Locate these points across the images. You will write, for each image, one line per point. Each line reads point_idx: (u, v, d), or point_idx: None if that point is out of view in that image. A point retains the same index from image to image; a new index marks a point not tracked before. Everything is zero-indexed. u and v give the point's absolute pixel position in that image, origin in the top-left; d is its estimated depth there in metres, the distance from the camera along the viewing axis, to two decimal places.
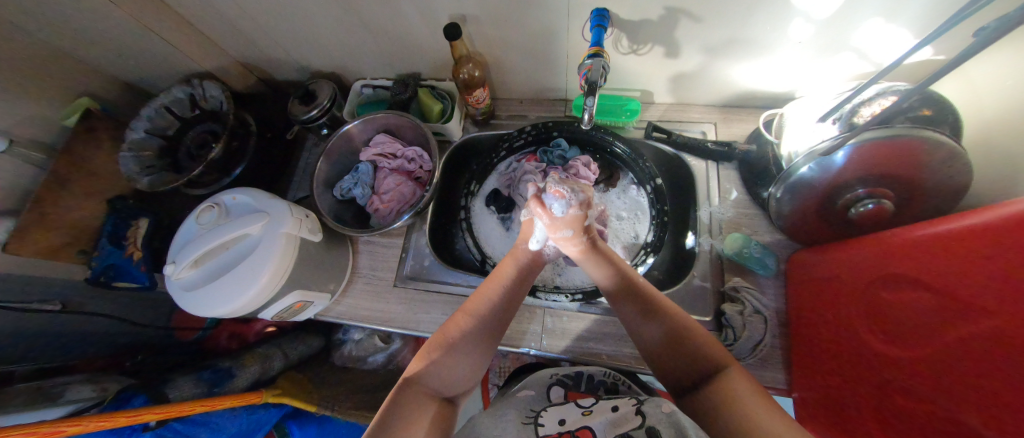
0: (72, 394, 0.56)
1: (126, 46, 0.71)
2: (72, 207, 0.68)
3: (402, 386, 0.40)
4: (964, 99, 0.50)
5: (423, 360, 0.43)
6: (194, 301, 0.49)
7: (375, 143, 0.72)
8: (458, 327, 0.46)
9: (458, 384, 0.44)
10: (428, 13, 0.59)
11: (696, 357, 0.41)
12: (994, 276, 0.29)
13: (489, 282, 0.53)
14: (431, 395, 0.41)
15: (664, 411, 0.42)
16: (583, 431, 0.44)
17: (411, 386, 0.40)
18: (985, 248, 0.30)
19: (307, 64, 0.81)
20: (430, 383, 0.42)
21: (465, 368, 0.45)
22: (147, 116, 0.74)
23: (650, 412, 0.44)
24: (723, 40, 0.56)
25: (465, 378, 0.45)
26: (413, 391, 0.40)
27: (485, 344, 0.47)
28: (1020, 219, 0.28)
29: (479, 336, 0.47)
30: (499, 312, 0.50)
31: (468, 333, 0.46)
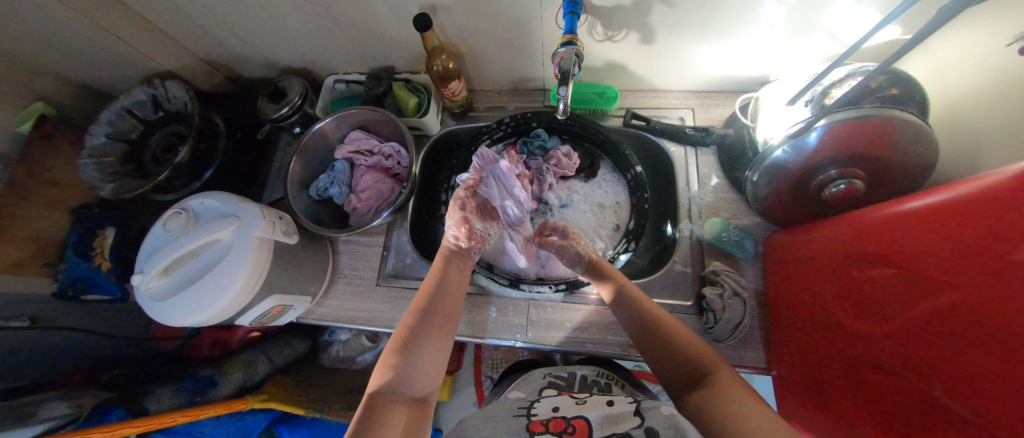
0: (46, 411, 0.54)
1: (76, 47, 0.67)
2: (33, 219, 0.65)
3: (369, 399, 0.39)
4: (929, 78, 0.51)
5: (384, 367, 0.42)
6: (164, 311, 0.47)
7: (350, 140, 0.70)
8: (409, 328, 0.46)
9: (423, 380, 0.43)
10: (395, 4, 0.57)
11: (686, 359, 0.42)
12: (971, 247, 0.28)
13: (428, 280, 0.52)
14: (399, 399, 0.40)
15: (664, 414, 0.45)
16: (578, 419, 0.48)
17: (377, 396, 0.40)
18: (956, 223, 0.31)
19: (275, 60, 0.78)
20: (395, 386, 0.41)
21: (426, 366, 0.44)
22: (107, 120, 0.70)
23: (649, 413, 0.47)
24: (695, 25, 0.55)
25: (431, 374, 0.45)
26: (379, 401, 0.39)
27: (439, 340, 0.47)
28: (998, 190, 0.27)
29: (432, 334, 0.46)
30: (444, 309, 0.49)
31: (421, 330, 0.46)
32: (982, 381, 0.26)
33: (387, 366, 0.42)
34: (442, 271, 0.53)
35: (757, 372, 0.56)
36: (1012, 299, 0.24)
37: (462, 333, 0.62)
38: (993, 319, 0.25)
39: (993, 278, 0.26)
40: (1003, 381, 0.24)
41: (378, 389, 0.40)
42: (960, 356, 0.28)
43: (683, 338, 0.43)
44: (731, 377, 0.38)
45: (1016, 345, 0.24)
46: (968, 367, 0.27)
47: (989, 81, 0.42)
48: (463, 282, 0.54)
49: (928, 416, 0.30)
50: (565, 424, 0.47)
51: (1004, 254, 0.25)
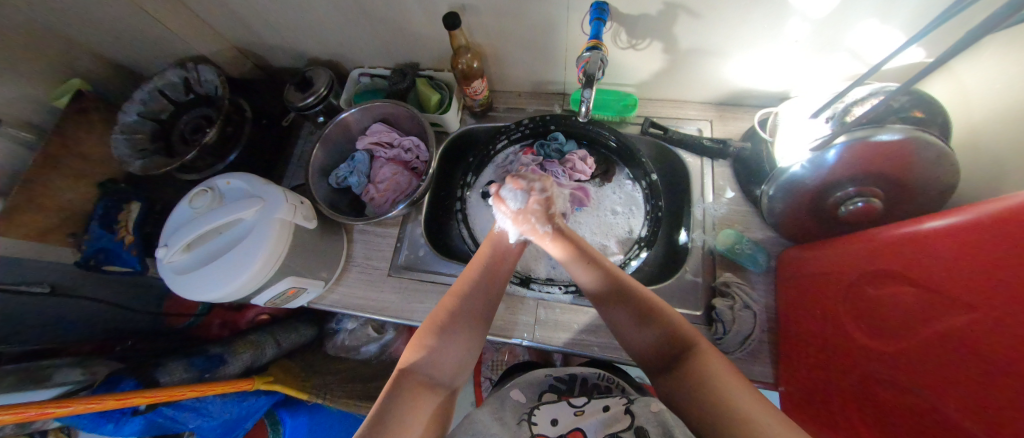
0: (61, 376, 0.55)
1: (117, 28, 0.70)
2: (63, 190, 0.67)
3: (398, 375, 0.41)
4: (952, 102, 0.51)
5: (418, 347, 0.44)
6: (184, 285, 0.48)
7: (371, 132, 0.72)
8: (446, 314, 0.47)
9: (449, 370, 0.45)
10: (427, 3, 0.58)
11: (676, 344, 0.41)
12: (992, 266, 0.28)
13: (469, 270, 0.52)
14: (426, 383, 0.41)
15: (653, 410, 0.47)
16: (576, 432, 0.47)
17: (405, 375, 0.41)
18: (977, 241, 0.30)
19: (304, 51, 0.80)
20: (424, 369, 0.42)
21: (454, 355, 0.45)
22: (140, 99, 0.72)
23: (637, 410, 0.49)
24: (719, 39, 0.56)
25: (457, 366, 0.46)
26: (408, 379, 0.41)
27: (472, 332, 0.48)
28: (1020, 211, 0.27)
29: (464, 324, 0.47)
30: (481, 301, 0.50)
31: (457, 320, 0.47)
32: (995, 400, 0.26)
33: (421, 348, 0.44)
34: (487, 263, 0.53)
35: (765, 387, 0.56)
36: None
37: None
38: (1010, 336, 0.25)
39: (1009, 298, 0.26)
40: (1007, 401, 0.25)
41: (408, 367, 0.42)
42: (972, 373, 0.28)
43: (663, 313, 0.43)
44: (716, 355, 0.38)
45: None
46: (974, 387, 0.27)
47: (1012, 107, 0.43)
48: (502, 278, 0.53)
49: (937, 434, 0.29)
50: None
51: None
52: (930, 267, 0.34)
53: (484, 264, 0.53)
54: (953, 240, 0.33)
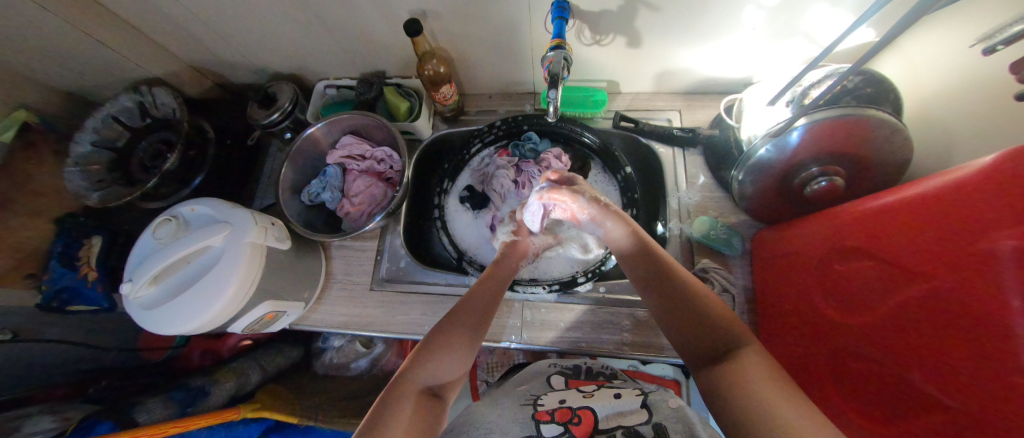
0: (29, 427, 0.52)
1: (60, 53, 0.66)
2: (16, 230, 0.64)
3: (394, 384, 0.40)
4: (904, 78, 0.53)
5: (412, 357, 0.43)
6: (155, 320, 0.47)
7: (341, 145, 0.70)
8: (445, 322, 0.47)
9: (446, 377, 0.43)
10: (387, 11, 0.58)
11: (715, 335, 0.38)
12: (943, 235, 0.29)
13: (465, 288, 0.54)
14: (424, 389, 0.40)
15: (672, 408, 0.46)
16: (585, 410, 0.46)
17: (401, 382, 0.40)
18: (926, 214, 0.32)
19: (265, 66, 0.78)
20: (420, 379, 0.41)
21: (448, 365, 0.43)
22: (92, 128, 0.69)
23: (656, 406, 0.46)
24: (679, 29, 0.57)
25: (455, 374, 0.44)
26: (403, 388, 0.39)
27: (466, 344, 0.46)
28: (967, 183, 0.28)
29: (457, 335, 0.46)
30: (482, 310, 0.50)
31: (455, 327, 0.47)
32: (958, 365, 0.26)
33: (417, 356, 0.43)
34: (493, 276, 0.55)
35: None
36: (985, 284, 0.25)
37: None
38: (966, 302, 0.26)
39: (961, 266, 0.27)
40: (978, 371, 0.25)
41: (404, 375, 0.40)
42: (934, 342, 0.29)
43: (710, 306, 0.41)
44: (760, 355, 0.34)
45: (987, 328, 0.24)
46: (938, 355, 0.28)
47: (957, 80, 0.45)
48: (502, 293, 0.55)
49: (911, 403, 0.30)
50: (570, 414, 0.46)
51: (973, 242, 0.26)
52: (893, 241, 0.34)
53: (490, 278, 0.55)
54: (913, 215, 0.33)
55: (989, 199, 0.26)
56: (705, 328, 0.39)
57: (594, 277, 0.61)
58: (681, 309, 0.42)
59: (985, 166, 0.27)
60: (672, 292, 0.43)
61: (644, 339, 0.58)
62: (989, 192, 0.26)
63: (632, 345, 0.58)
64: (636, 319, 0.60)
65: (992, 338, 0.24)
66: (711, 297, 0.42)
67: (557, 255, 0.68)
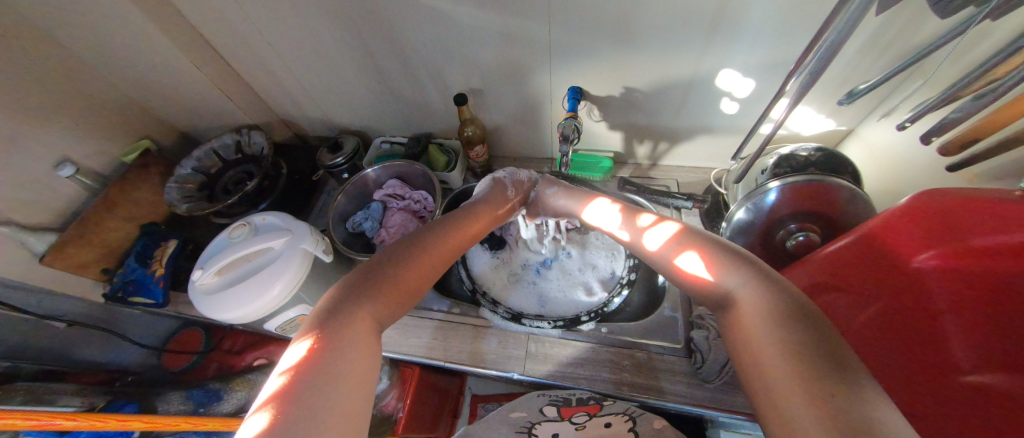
0: (64, 401, 0.58)
1: (196, 101, 0.88)
2: (111, 228, 0.77)
3: (323, 322, 0.34)
4: (865, 160, 0.63)
5: (346, 295, 0.37)
6: (210, 305, 0.54)
7: (387, 186, 0.84)
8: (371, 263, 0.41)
9: (382, 317, 0.38)
10: (443, 87, 0.77)
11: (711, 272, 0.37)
12: (884, 257, 0.43)
13: (422, 229, 0.50)
14: (363, 325, 0.35)
15: (654, 426, 0.54)
16: None
17: (335, 319, 0.34)
18: (868, 245, 0.44)
19: (338, 122, 0.98)
20: (364, 314, 0.36)
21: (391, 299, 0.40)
22: (197, 157, 0.87)
23: (641, 425, 0.55)
24: (669, 111, 0.72)
25: (389, 312, 0.39)
26: (351, 321, 0.35)
27: (411, 281, 0.43)
28: (887, 221, 0.43)
29: (400, 275, 0.42)
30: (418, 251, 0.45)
31: (387, 267, 0.41)
32: (948, 340, 0.39)
33: (346, 295, 0.37)
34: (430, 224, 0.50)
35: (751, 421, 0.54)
36: (948, 284, 0.40)
37: (462, 362, 0.64)
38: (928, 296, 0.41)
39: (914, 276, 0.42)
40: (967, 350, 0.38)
41: (337, 313, 0.35)
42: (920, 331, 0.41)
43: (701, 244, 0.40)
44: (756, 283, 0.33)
45: (968, 311, 0.39)
46: (927, 339, 0.41)
47: (905, 158, 0.54)
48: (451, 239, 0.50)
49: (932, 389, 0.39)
50: None
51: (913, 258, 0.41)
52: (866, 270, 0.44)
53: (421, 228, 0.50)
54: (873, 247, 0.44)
55: (910, 233, 0.41)
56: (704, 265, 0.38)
57: (596, 316, 0.65)
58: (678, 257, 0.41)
59: (897, 208, 0.42)
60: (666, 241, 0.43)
61: (644, 381, 0.58)
62: (920, 235, 0.41)
63: (631, 386, 0.58)
64: (636, 361, 0.61)
65: (972, 316, 0.38)
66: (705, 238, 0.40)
67: (563, 296, 0.73)
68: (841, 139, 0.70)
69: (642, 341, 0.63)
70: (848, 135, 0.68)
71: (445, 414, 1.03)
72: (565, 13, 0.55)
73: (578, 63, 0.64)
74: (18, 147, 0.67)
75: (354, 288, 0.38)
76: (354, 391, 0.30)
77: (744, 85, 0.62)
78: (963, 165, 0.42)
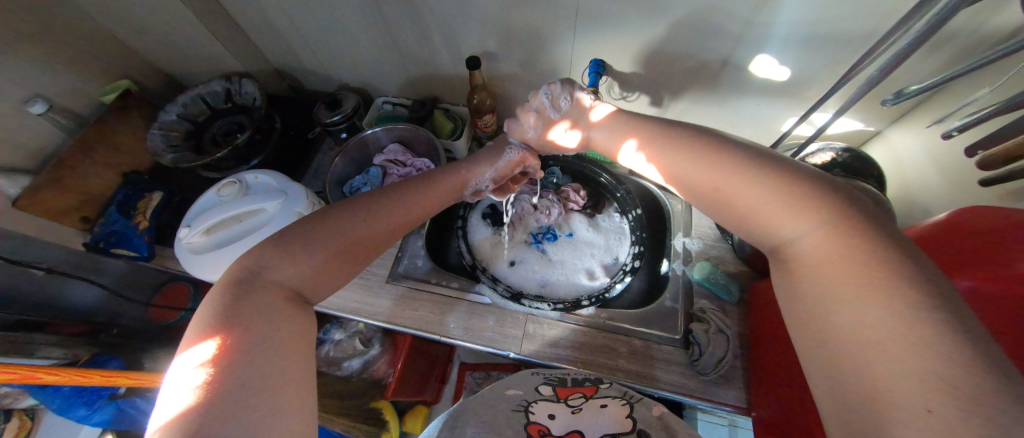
0: (42, 353, 0.60)
1: (181, 41, 0.80)
2: (89, 174, 0.71)
3: (237, 287, 0.34)
4: (889, 162, 0.61)
5: (270, 259, 0.37)
6: (202, 264, 0.53)
7: (388, 151, 0.79)
8: (306, 229, 0.40)
9: (308, 281, 0.39)
10: (455, 47, 0.71)
11: (769, 215, 0.32)
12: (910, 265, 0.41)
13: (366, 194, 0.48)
14: (280, 289, 0.36)
15: (655, 416, 0.48)
16: (574, 434, 0.43)
17: (251, 283, 0.35)
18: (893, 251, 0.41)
19: (337, 78, 0.91)
20: (284, 278, 0.37)
21: (322, 263, 0.40)
22: (182, 102, 0.80)
23: (639, 411, 0.49)
24: (695, 93, 0.67)
25: (320, 275, 0.40)
26: (263, 285, 0.35)
27: (349, 244, 0.42)
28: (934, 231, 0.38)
29: (333, 239, 0.41)
30: (359, 216, 0.44)
31: (322, 232, 0.40)
32: None
33: (267, 260, 0.37)
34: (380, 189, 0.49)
35: (739, 413, 0.56)
36: None
37: (459, 337, 0.64)
38: None
39: None
40: None
41: (257, 278, 0.35)
42: None
43: (755, 179, 0.33)
44: (814, 228, 0.29)
45: None
46: None
47: (935, 164, 0.52)
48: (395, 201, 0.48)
49: None
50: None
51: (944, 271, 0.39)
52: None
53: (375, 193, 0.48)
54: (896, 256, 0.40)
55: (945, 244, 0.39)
56: (759, 210, 0.33)
57: (597, 302, 0.66)
58: (729, 197, 0.35)
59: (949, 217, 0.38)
60: (708, 179, 0.37)
61: (640, 369, 0.59)
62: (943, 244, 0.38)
63: (627, 373, 0.59)
64: (634, 349, 0.61)
65: None
66: (760, 171, 0.34)
67: (565, 279, 0.72)
68: (867, 139, 0.68)
69: (640, 329, 0.63)
70: (875, 135, 0.66)
71: (433, 379, 1.05)
72: None
73: (605, 34, 0.59)
74: None
75: (269, 259, 0.37)
76: (287, 351, 0.32)
77: (780, 73, 0.58)
78: (996, 181, 0.41)
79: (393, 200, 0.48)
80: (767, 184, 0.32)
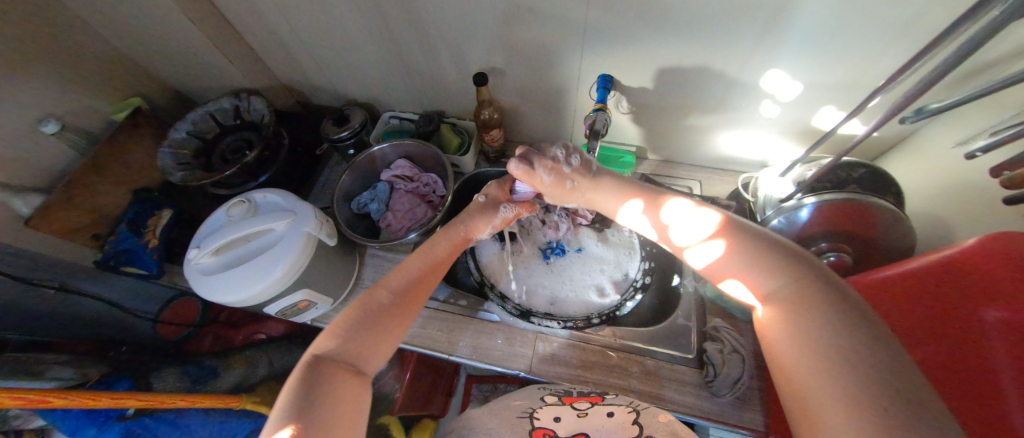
0: (53, 373, 0.58)
1: (190, 59, 0.81)
2: (99, 193, 0.72)
3: (309, 365, 0.37)
4: (905, 177, 0.60)
5: (337, 335, 0.40)
6: (207, 286, 0.52)
7: (395, 166, 0.79)
8: (366, 303, 0.43)
9: (370, 357, 0.40)
10: (462, 63, 0.71)
11: (761, 273, 0.36)
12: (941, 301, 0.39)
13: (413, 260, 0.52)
14: (345, 367, 0.38)
15: (663, 421, 0.49)
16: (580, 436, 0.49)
17: (320, 361, 0.37)
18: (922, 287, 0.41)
19: (344, 93, 0.91)
20: (344, 355, 0.39)
21: (382, 338, 0.42)
22: (192, 120, 0.81)
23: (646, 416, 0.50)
24: (704, 108, 0.67)
25: (380, 350, 0.41)
26: (328, 363, 0.37)
27: (402, 316, 0.44)
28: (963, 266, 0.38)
29: (390, 314, 0.43)
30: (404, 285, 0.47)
31: (381, 307, 0.43)
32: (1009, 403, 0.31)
33: (337, 336, 0.40)
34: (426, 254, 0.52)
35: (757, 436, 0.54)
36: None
37: (467, 356, 0.63)
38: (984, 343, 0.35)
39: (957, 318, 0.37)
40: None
41: (323, 355, 0.38)
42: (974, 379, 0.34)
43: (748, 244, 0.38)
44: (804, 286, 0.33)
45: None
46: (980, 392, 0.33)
47: (953, 181, 0.51)
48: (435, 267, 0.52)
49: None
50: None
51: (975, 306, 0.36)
52: (921, 309, 0.40)
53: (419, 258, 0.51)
54: (929, 287, 0.40)
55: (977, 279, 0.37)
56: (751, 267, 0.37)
57: (607, 320, 0.63)
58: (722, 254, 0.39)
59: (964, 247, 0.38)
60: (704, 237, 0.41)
61: (652, 389, 0.58)
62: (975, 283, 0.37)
63: (639, 394, 0.57)
64: (645, 368, 0.60)
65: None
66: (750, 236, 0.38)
67: (574, 296, 0.70)
68: (881, 152, 0.66)
69: (652, 348, 0.62)
70: (889, 149, 0.65)
71: (439, 392, 1.03)
72: None
73: (611, 50, 0.59)
74: None
75: (332, 334, 0.40)
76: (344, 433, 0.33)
77: (792, 88, 0.57)
78: (1022, 201, 0.38)
79: (433, 265, 0.52)
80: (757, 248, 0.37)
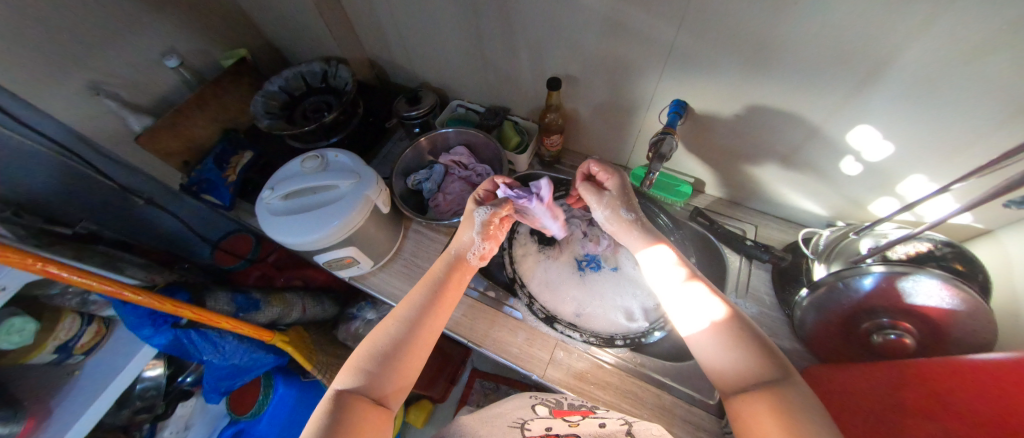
0: (130, 271, 0.66)
1: (296, 23, 0.90)
2: (197, 125, 0.81)
3: (335, 396, 0.42)
4: (996, 265, 0.54)
5: (355, 370, 0.44)
6: (273, 224, 0.57)
7: (454, 152, 0.82)
8: (382, 336, 0.47)
9: (386, 383, 0.44)
10: (539, 65, 0.73)
11: (763, 369, 0.39)
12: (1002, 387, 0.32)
13: (423, 288, 0.54)
14: (364, 397, 0.42)
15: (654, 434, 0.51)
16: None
17: (342, 394, 0.42)
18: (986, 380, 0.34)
19: (420, 76, 0.97)
20: (365, 387, 0.43)
21: (397, 369, 0.45)
22: (286, 77, 0.89)
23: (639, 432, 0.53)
24: (778, 152, 0.64)
25: (398, 378, 0.45)
26: (351, 395, 0.41)
27: (417, 344, 0.48)
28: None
29: (404, 346, 0.46)
30: (415, 313, 0.50)
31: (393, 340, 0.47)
32: None
33: (356, 368, 0.45)
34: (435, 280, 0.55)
35: None
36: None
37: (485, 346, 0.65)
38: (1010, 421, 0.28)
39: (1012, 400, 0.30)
40: None
41: (346, 388, 0.42)
42: None
43: (747, 343, 0.41)
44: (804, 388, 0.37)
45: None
46: None
47: None
48: (445, 296, 0.54)
49: None
50: None
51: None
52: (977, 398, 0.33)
53: (428, 287, 0.54)
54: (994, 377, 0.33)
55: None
56: (755, 366, 0.40)
57: (631, 344, 0.62)
58: (729, 348, 0.42)
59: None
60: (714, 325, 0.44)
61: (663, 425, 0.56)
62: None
63: None
64: (661, 403, 0.58)
65: None
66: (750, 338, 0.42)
67: (601, 312, 0.67)
68: (972, 234, 0.61)
69: (671, 383, 0.60)
70: (985, 234, 0.59)
71: (443, 377, 1.04)
72: (701, 21, 0.50)
73: (692, 78, 0.59)
74: (133, 30, 0.72)
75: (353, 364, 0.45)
76: None
77: (882, 149, 0.54)
78: None
79: (445, 293, 0.54)
80: (760, 350, 0.41)
